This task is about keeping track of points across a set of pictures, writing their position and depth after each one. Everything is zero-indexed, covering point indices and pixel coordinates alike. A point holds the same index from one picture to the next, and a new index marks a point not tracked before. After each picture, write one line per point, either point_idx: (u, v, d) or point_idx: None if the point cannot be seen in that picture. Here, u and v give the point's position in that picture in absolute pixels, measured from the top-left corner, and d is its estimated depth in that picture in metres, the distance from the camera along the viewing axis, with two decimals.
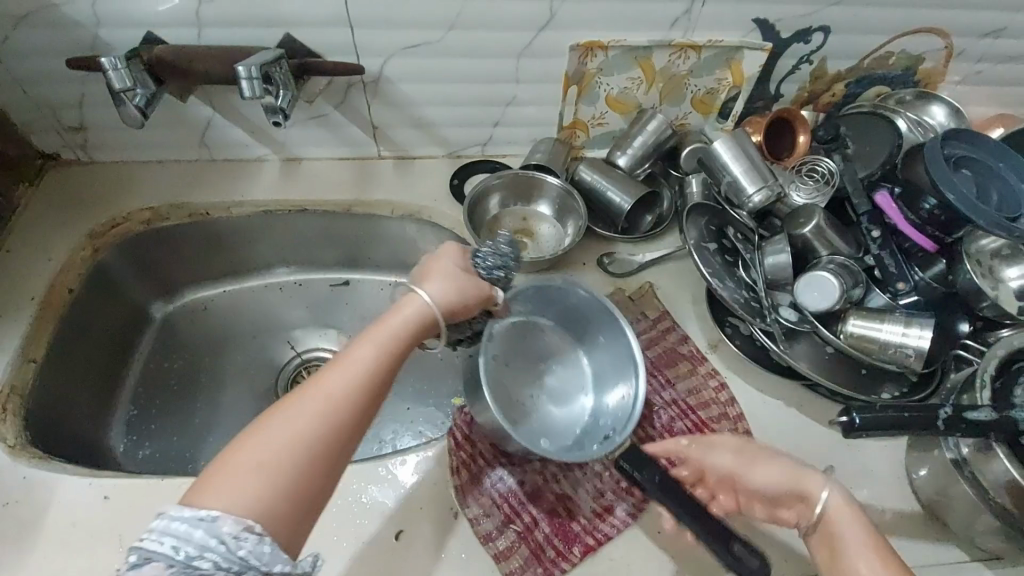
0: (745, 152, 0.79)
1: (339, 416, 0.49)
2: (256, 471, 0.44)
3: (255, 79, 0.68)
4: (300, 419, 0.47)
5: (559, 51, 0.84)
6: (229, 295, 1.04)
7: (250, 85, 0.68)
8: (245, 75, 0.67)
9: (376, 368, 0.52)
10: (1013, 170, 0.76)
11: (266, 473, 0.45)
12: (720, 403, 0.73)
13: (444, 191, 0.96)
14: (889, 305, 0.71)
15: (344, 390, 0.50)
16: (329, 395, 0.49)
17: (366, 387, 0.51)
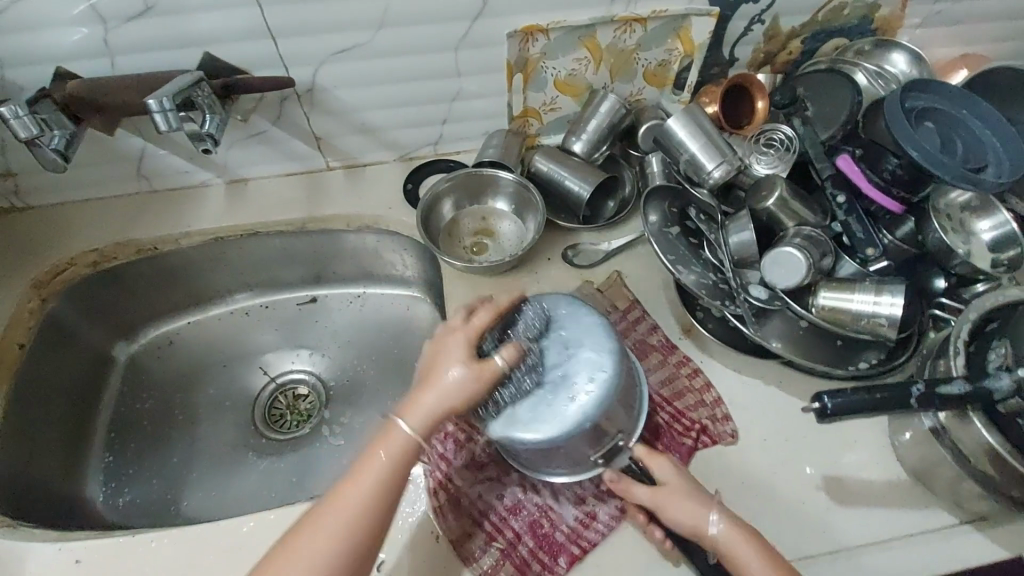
0: (700, 126, 0.76)
1: (368, 508, 0.54)
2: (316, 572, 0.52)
3: (170, 111, 0.64)
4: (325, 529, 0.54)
5: (497, 40, 0.80)
6: (194, 327, 1.00)
7: (165, 118, 0.64)
8: (158, 109, 0.63)
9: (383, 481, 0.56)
10: (978, 117, 0.74)
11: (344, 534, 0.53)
12: (695, 391, 0.72)
13: (398, 198, 0.92)
14: (859, 273, 0.69)
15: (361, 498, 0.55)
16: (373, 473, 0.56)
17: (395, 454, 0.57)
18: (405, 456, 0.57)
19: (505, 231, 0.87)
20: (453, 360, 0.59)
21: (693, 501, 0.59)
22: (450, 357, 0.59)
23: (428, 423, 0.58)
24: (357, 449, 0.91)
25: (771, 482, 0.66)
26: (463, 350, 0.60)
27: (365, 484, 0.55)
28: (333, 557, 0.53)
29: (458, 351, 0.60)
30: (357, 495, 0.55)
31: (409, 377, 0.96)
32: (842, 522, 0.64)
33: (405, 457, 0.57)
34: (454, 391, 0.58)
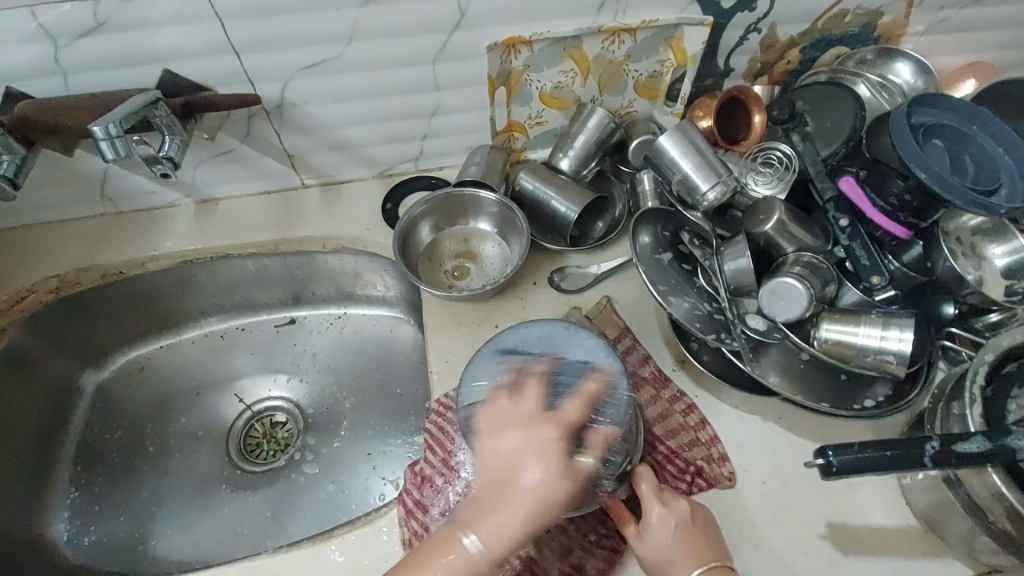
0: (692, 144, 0.71)
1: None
2: None
3: (115, 137, 0.60)
4: None
5: (477, 52, 0.75)
6: (165, 352, 0.96)
7: (111, 145, 0.61)
8: (101, 136, 0.60)
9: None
10: (989, 133, 0.69)
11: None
12: (690, 428, 0.67)
13: (377, 217, 0.87)
14: (863, 302, 0.65)
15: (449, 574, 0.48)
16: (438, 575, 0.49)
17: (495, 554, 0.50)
18: (537, 508, 0.50)
19: (489, 254, 0.82)
20: (533, 459, 0.51)
21: (693, 554, 0.55)
22: (537, 458, 0.51)
23: (538, 507, 0.50)
24: (335, 482, 0.87)
25: (770, 529, 0.62)
26: (557, 456, 0.51)
27: (458, 554, 0.49)
28: None
29: (536, 406, 0.55)
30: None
31: (390, 405, 0.92)
32: (846, 573, 0.60)
33: (541, 508, 0.50)
34: (557, 495, 0.50)
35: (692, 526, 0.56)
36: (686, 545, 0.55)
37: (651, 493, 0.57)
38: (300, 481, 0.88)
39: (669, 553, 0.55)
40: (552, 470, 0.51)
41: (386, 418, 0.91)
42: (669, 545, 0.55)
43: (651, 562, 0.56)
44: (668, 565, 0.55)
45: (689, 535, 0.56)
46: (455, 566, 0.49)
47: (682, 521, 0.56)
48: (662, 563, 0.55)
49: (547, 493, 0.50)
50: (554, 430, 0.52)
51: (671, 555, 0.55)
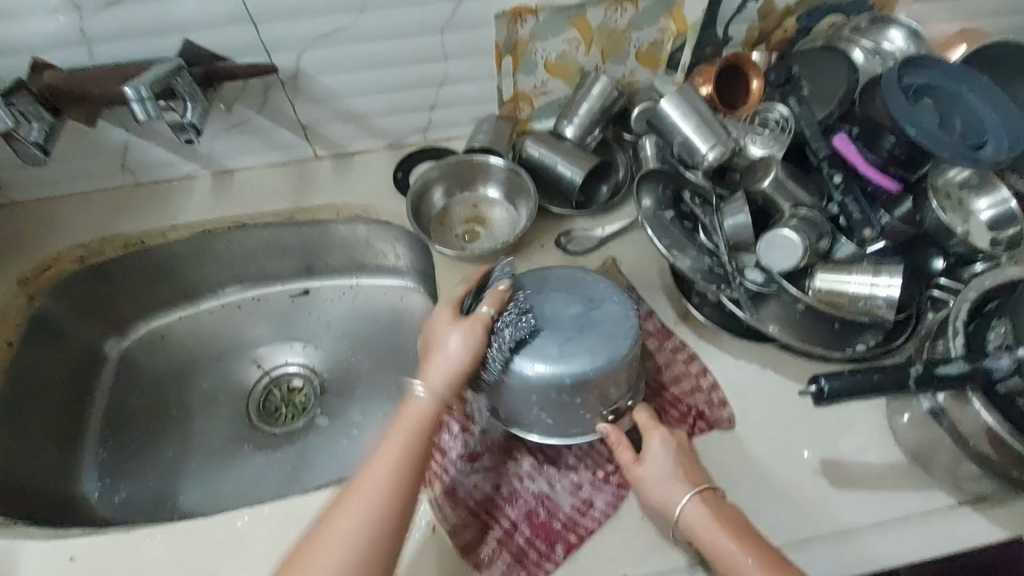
0: (693, 107, 0.75)
1: (385, 499, 0.54)
2: (336, 555, 0.52)
3: (147, 99, 0.65)
4: (351, 519, 0.53)
5: (485, 21, 0.78)
6: (185, 320, 0.99)
7: (143, 106, 0.65)
8: (135, 97, 0.64)
9: (419, 428, 0.58)
10: (977, 93, 0.72)
11: (352, 551, 0.52)
12: (691, 376, 0.71)
13: (389, 186, 0.91)
14: (856, 254, 0.69)
15: (398, 447, 0.57)
16: (390, 460, 0.56)
17: (419, 445, 0.58)
18: (425, 427, 0.59)
19: (498, 219, 0.86)
20: (454, 332, 0.60)
21: (687, 476, 0.58)
22: (453, 330, 0.61)
23: (447, 382, 0.60)
24: (354, 442, 0.91)
25: (769, 466, 0.66)
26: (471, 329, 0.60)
27: (380, 475, 0.55)
28: (348, 535, 0.52)
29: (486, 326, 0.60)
30: (366, 505, 0.54)
31: (404, 368, 0.96)
32: (841, 505, 0.64)
33: (425, 420, 0.59)
34: (428, 410, 0.59)
35: (688, 454, 0.61)
36: (680, 470, 0.59)
37: (647, 423, 0.62)
38: (318, 441, 0.92)
39: (669, 474, 0.59)
40: (461, 336, 0.60)
41: (400, 380, 0.95)
42: (667, 467, 0.59)
43: (655, 486, 0.59)
44: (672, 488, 0.58)
45: (683, 461, 0.60)
46: (409, 442, 0.58)
47: (680, 449, 0.61)
48: (666, 485, 0.58)
49: (431, 406, 0.59)
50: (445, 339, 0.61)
51: (669, 475, 0.59)
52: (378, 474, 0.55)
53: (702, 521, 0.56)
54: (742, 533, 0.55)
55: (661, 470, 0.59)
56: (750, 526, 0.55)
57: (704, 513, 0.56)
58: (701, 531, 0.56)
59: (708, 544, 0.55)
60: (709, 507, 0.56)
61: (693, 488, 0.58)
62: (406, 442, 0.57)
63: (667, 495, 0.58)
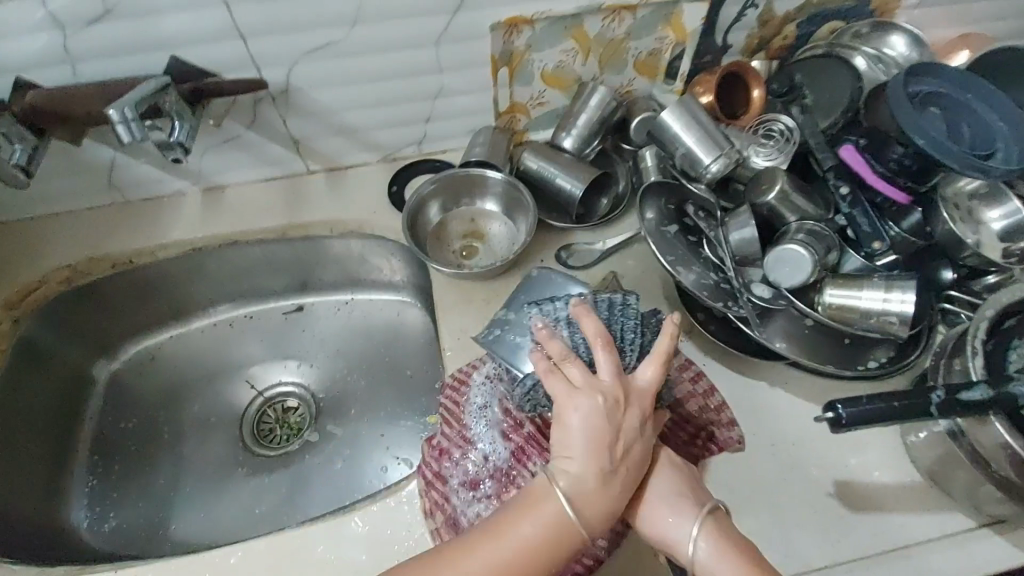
0: (694, 118, 0.73)
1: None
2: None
3: (131, 120, 0.61)
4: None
5: (480, 33, 0.76)
6: (176, 340, 0.97)
7: (126, 128, 0.61)
8: (118, 118, 0.61)
9: (547, 531, 0.55)
10: (984, 101, 0.71)
11: None
12: (699, 396, 0.68)
13: (383, 201, 0.88)
14: (866, 267, 0.67)
15: (538, 530, 0.55)
16: (507, 547, 0.54)
17: (538, 557, 0.54)
18: (559, 539, 0.55)
19: (495, 234, 0.83)
20: (581, 402, 0.57)
21: (683, 527, 0.55)
22: (590, 362, 0.58)
23: (591, 521, 0.56)
24: (350, 464, 0.89)
25: (781, 489, 0.64)
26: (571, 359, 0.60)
27: (504, 554, 0.54)
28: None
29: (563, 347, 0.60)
30: (466, 570, 0.53)
31: (401, 387, 0.93)
32: (857, 528, 0.62)
33: (554, 543, 0.54)
34: (577, 536, 0.55)
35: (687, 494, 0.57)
36: (683, 518, 0.56)
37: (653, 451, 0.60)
38: (314, 464, 0.89)
39: (677, 526, 0.56)
40: (625, 421, 0.57)
41: (398, 399, 0.92)
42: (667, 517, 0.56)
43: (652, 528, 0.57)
44: (672, 531, 0.56)
45: (681, 505, 0.56)
46: (535, 535, 0.55)
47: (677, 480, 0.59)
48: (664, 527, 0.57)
49: (567, 524, 0.55)
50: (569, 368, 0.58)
51: (671, 526, 0.56)
52: (474, 560, 0.54)
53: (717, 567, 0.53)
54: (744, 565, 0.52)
55: (662, 516, 0.56)
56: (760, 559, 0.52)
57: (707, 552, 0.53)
58: (705, 571, 0.53)
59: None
60: (713, 543, 0.54)
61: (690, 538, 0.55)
62: (531, 541, 0.54)
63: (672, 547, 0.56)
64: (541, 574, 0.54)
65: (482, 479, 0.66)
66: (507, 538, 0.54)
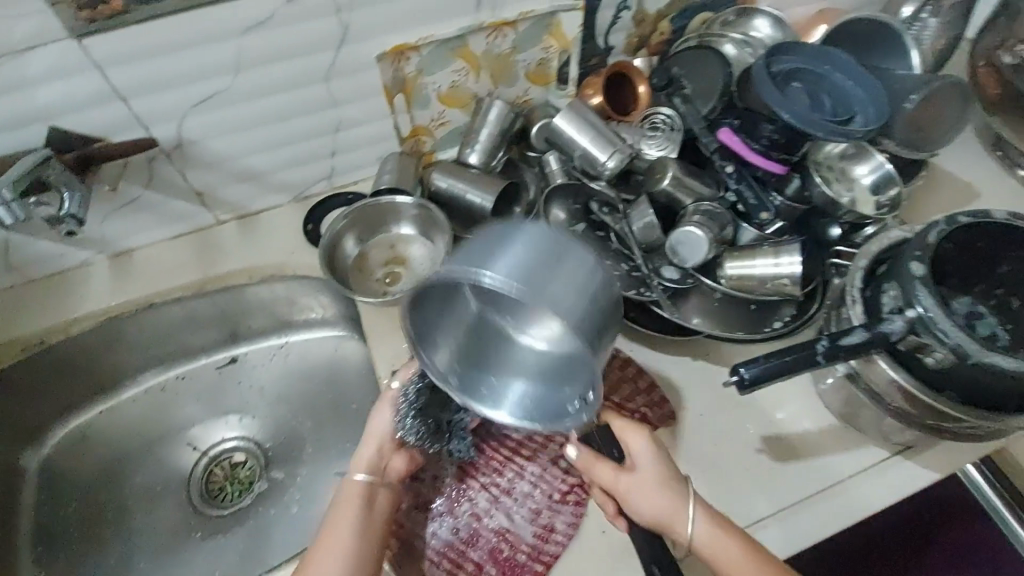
0: (586, 120, 0.76)
1: (351, 547, 0.58)
2: None
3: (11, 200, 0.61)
4: None
5: (368, 64, 0.77)
6: (106, 415, 0.93)
7: (8, 209, 0.62)
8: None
9: (354, 514, 0.61)
10: (839, 69, 0.77)
11: None
12: (629, 379, 0.72)
13: (300, 240, 0.88)
14: (758, 239, 0.72)
15: (346, 523, 0.60)
16: (339, 538, 0.59)
17: (363, 518, 0.61)
18: (360, 501, 0.62)
19: (416, 256, 0.84)
20: (379, 412, 0.67)
21: (674, 513, 0.58)
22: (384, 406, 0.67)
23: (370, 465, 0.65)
24: (307, 508, 0.87)
25: (716, 455, 0.68)
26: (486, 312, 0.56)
27: (338, 550, 0.58)
28: None
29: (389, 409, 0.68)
30: None
31: (349, 421, 0.93)
32: (788, 478, 0.66)
33: (358, 503, 0.62)
34: (360, 488, 0.63)
35: (668, 475, 0.59)
36: (671, 494, 0.58)
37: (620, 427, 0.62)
38: (271, 514, 0.88)
39: (668, 503, 0.58)
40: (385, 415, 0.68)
41: (347, 434, 0.92)
42: (648, 505, 0.58)
43: (649, 512, 0.58)
44: (672, 513, 0.58)
45: (666, 486, 0.59)
46: (349, 525, 0.60)
47: (664, 469, 0.60)
48: (664, 508, 0.58)
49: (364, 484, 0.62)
50: (373, 427, 0.67)
51: (663, 508, 0.58)
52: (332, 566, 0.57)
53: (714, 540, 0.56)
54: (746, 548, 0.56)
55: (655, 493, 0.58)
56: (745, 534, 0.57)
57: (712, 536, 0.57)
58: (704, 551, 0.56)
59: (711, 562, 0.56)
60: (715, 526, 0.57)
61: (679, 519, 0.58)
62: (353, 528, 0.60)
63: (672, 528, 0.58)
64: (373, 532, 0.60)
65: (431, 498, 0.66)
66: (333, 539, 0.59)
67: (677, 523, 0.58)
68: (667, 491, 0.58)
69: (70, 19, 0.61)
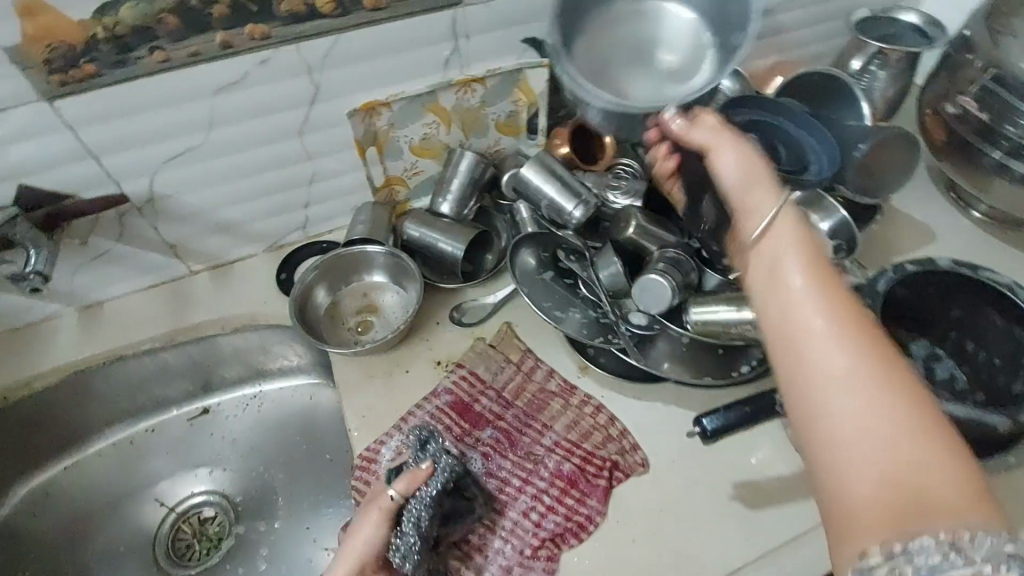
0: (552, 171, 0.78)
1: None
2: None
3: None
4: None
5: (340, 120, 0.79)
6: (71, 471, 0.90)
7: None
8: None
9: None
10: (795, 123, 0.79)
11: None
12: (600, 427, 0.72)
13: (273, 290, 0.88)
14: (721, 284, 0.75)
15: None
16: None
17: None
18: None
19: (389, 304, 0.85)
20: (374, 522, 0.63)
21: (749, 207, 0.53)
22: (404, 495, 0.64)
23: None
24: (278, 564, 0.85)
25: (687, 503, 0.67)
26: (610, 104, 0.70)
27: None
28: None
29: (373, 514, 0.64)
30: None
31: (322, 472, 0.91)
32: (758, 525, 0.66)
33: None
34: None
35: (745, 150, 0.58)
36: (781, 220, 0.47)
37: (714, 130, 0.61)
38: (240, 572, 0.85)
39: (743, 172, 0.57)
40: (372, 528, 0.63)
41: (320, 485, 0.90)
42: (733, 165, 0.58)
43: (766, 269, 0.44)
44: (779, 263, 0.44)
45: (766, 200, 0.52)
46: None
47: (808, 245, 0.45)
48: (778, 262, 0.44)
49: None
50: (359, 541, 0.63)
51: (738, 177, 0.57)
52: None
53: (780, 220, 0.47)
54: (861, 334, 0.38)
55: (727, 162, 0.58)
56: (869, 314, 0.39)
57: (809, 293, 0.40)
58: (791, 302, 0.41)
59: (789, 327, 0.40)
60: (810, 278, 0.41)
61: (756, 212, 0.51)
62: None
63: (748, 215, 0.52)
64: None
65: None
66: None
67: (755, 216, 0.51)
68: (745, 213, 0.53)
69: (40, 83, 0.62)
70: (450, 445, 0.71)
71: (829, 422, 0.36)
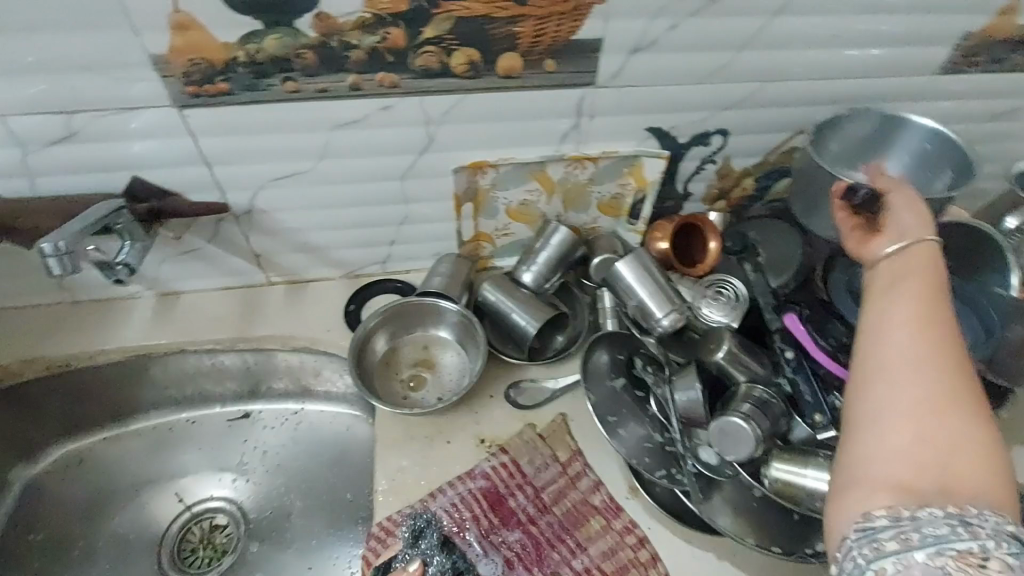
0: (647, 272, 0.73)
1: None
2: None
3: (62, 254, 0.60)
4: None
5: (445, 173, 0.78)
6: (108, 445, 0.92)
7: (58, 262, 0.60)
8: (49, 253, 0.59)
9: None
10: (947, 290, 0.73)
11: None
12: (639, 565, 0.65)
13: (339, 319, 0.87)
14: (810, 441, 0.66)
15: None
16: None
17: None
18: None
19: (447, 363, 0.81)
20: None
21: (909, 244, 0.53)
22: None
23: None
24: None
25: None
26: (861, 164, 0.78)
27: None
28: None
29: None
30: None
31: (338, 511, 0.88)
32: None
33: None
34: None
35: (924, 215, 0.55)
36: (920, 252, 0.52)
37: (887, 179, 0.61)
38: None
39: (918, 219, 0.55)
40: None
41: (334, 524, 0.88)
42: (900, 209, 0.57)
43: (884, 280, 0.51)
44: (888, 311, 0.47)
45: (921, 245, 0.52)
46: None
47: (929, 261, 0.51)
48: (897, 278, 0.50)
49: None
50: None
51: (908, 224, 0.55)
52: None
53: (896, 266, 0.51)
54: (940, 343, 0.44)
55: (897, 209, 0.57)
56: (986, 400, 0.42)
57: (908, 352, 0.44)
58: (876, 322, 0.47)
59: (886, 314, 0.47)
60: (918, 333, 0.44)
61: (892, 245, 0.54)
62: None
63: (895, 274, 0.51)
64: None
65: None
66: None
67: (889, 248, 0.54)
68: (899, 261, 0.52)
69: (176, 92, 0.64)
70: (473, 539, 0.66)
71: (863, 398, 0.44)
